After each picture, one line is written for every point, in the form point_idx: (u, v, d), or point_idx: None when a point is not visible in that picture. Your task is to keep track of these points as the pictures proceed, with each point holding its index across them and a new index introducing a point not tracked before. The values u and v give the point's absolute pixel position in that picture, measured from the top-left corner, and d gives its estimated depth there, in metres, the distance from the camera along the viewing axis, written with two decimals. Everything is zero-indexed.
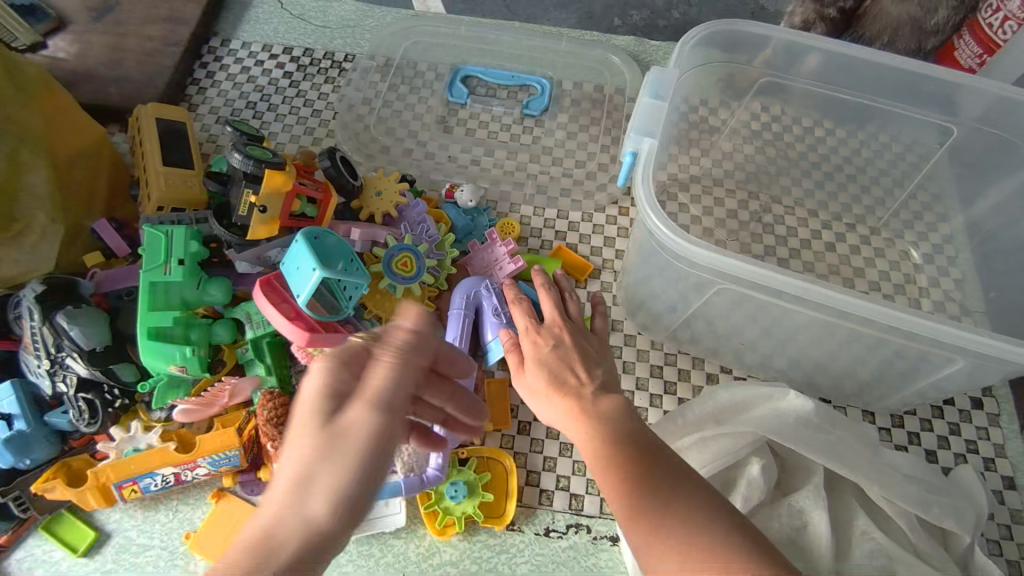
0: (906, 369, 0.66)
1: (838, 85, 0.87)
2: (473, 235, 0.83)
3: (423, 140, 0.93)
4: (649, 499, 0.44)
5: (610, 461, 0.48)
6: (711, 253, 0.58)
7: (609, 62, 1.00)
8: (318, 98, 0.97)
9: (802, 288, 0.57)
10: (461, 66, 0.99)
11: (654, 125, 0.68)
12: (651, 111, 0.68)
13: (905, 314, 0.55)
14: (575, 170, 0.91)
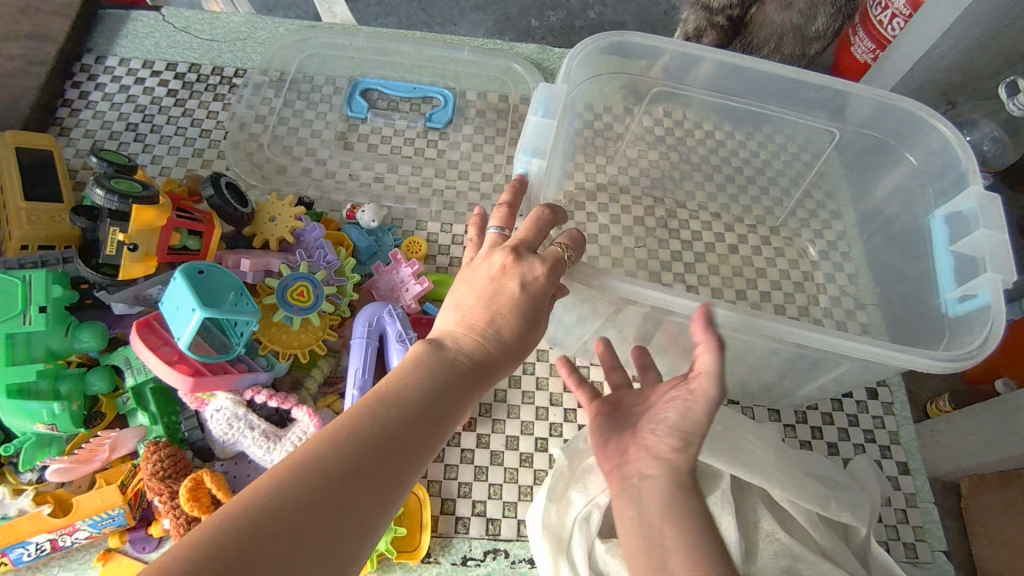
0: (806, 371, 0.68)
1: (728, 96, 0.90)
2: (378, 256, 0.80)
3: (322, 158, 0.89)
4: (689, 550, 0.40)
5: (661, 495, 0.43)
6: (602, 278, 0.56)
7: (511, 71, 0.99)
8: (206, 117, 0.91)
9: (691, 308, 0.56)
10: (360, 80, 0.96)
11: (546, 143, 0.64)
12: (541, 128, 0.64)
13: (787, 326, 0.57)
14: (482, 184, 0.89)
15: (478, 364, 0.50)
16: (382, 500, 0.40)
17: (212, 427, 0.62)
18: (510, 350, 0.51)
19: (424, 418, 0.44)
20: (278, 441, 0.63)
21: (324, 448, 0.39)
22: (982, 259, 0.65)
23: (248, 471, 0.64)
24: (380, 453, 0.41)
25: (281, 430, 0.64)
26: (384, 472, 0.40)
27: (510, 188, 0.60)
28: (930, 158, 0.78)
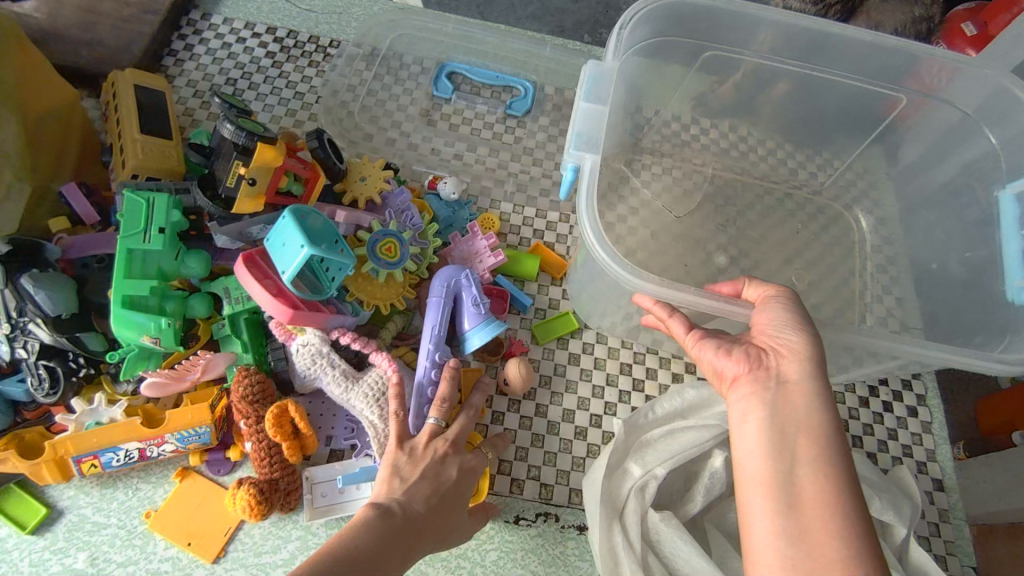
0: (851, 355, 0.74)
1: (817, 64, 0.89)
2: (454, 227, 0.85)
3: (406, 131, 0.94)
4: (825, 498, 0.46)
5: (806, 445, 0.49)
6: (660, 287, 0.60)
7: None
8: (300, 81, 0.96)
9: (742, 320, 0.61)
10: (446, 63, 1.01)
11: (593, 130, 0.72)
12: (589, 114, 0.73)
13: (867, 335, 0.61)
14: (554, 173, 0.93)
15: (412, 519, 0.54)
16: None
17: (297, 361, 0.66)
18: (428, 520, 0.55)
19: (387, 550, 0.50)
20: (355, 383, 0.67)
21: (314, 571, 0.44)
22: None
23: (324, 410, 0.69)
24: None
25: (359, 373, 0.68)
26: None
27: (445, 379, 0.65)
28: (1010, 143, 0.79)
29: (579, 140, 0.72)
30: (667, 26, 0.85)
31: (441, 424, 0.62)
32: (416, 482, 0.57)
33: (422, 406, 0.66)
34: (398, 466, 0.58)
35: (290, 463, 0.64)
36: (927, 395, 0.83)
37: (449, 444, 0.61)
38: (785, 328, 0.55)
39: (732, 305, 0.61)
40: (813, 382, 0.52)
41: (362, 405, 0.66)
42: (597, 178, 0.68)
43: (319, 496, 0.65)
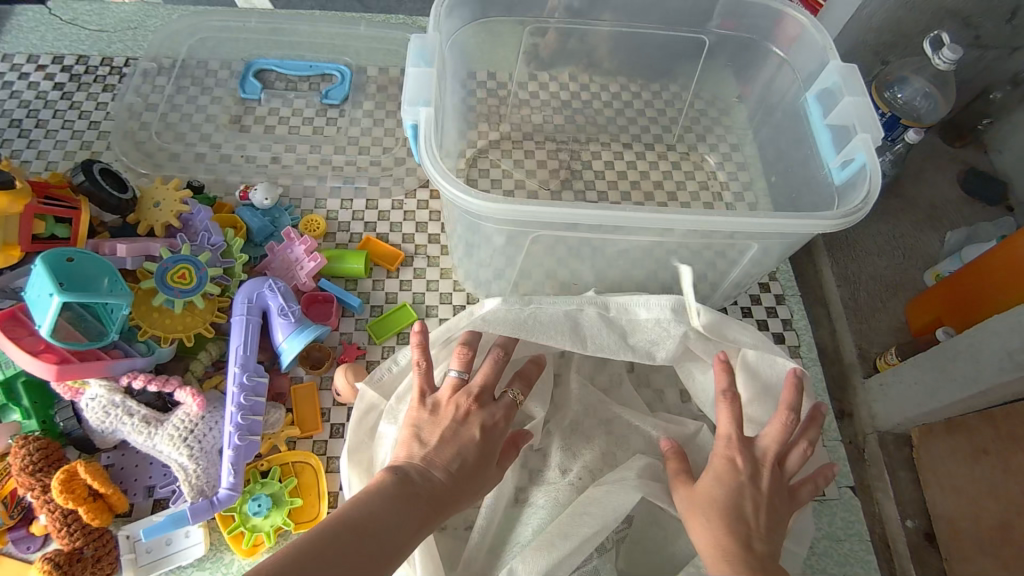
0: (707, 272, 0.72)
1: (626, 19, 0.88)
2: (273, 237, 0.78)
3: (216, 142, 0.87)
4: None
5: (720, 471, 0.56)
6: (501, 203, 0.55)
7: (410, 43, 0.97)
8: (94, 109, 0.88)
9: (602, 216, 0.57)
10: (254, 61, 0.94)
11: (427, 91, 0.61)
12: (422, 78, 0.61)
13: (709, 217, 0.57)
14: (382, 158, 0.88)
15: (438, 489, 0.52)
16: (415, 529, 0.48)
17: (89, 417, 0.60)
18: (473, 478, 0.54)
19: (402, 520, 0.48)
20: (159, 427, 0.61)
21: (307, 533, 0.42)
22: (852, 125, 0.66)
23: (138, 460, 0.64)
24: (364, 541, 0.44)
25: (163, 416, 0.62)
26: (368, 548, 0.44)
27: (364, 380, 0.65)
28: (793, 43, 0.80)
29: (418, 97, 0.60)
30: (481, 9, 0.83)
31: (464, 376, 0.61)
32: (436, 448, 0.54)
33: (235, 436, 0.61)
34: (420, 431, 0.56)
35: (96, 527, 0.58)
36: (790, 319, 0.81)
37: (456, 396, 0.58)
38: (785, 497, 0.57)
39: (601, 208, 0.56)
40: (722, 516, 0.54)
41: (170, 449, 0.61)
42: (435, 142, 0.59)
43: (143, 553, 0.60)
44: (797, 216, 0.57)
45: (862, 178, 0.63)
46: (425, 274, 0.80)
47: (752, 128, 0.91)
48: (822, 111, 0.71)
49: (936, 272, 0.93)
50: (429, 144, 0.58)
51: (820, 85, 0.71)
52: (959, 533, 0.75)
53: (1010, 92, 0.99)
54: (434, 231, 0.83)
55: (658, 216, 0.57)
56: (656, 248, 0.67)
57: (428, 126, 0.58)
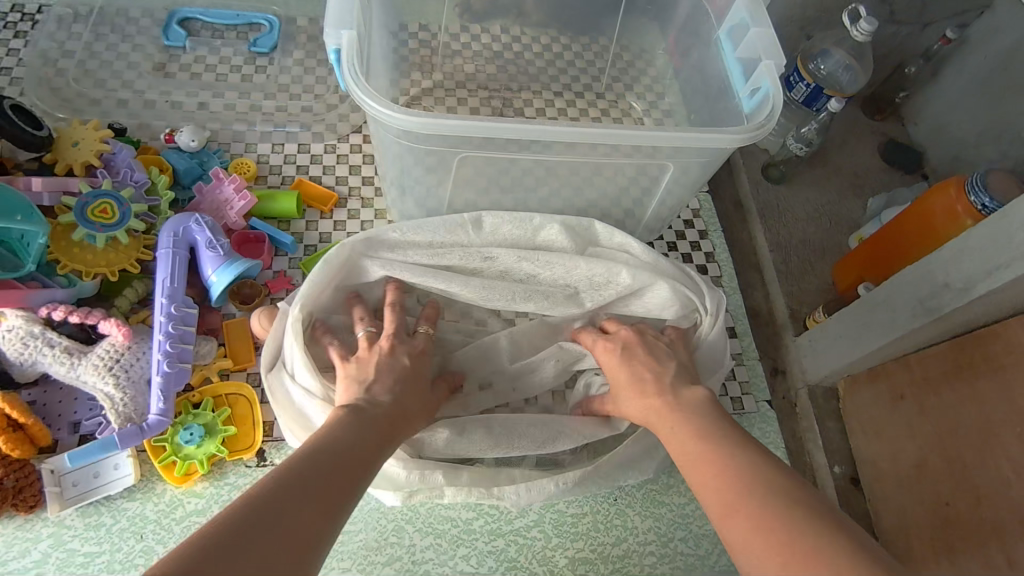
0: (634, 200, 0.75)
1: None
2: (201, 179, 0.77)
3: (139, 89, 0.85)
4: (732, 482, 0.44)
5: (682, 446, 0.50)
6: (417, 117, 0.57)
7: None
8: (5, 55, 0.85)
9: (519, 131, 0.58)
10: (178, 10, 0.92)
11: (349, 15, 0.61)
12: (344, 3, 0.62)
13: (620, 130, 0.60)
14: (314, 104, 0.88)
15: (377, 416, 0.52)
16: (365, 469, 0.47)
17: (5, 349, 0.59)
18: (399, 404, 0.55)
19: (348, 460, 0.46)
20: (83, 358, 0.60)
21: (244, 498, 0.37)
22: (758, 57, 0.70)
23: (61, 396, 0.62)
24: (314, 491, 0.41)
25: (87, 348, 0.61)
26: (323, 502, 0.41)
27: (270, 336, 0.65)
28: None
29: (339, 20, 0.60)
30: None
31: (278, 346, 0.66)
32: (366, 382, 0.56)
33: (163, 363, 0.61)
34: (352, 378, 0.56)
35: (17, 458, 0.57)
36: (713, 251, 0.85)
37: (394, 339, 0.60)
38: (665, 356, 0.61)
39: (518, 122, 0.58)
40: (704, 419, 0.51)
41: (95, 379, 0.60)
42: (357, 63, 0.59)
43: (69, 486, 0.59)
44: (707, 130, 0.61)
45: (765, 104, 0.67)
46: (359, 215, 0.81)
47: (674, 76, 0.96)
48: (732, 47, 0.75)
49: (858, 236, 0.96)
50: (351, 64, 0.59)
51: (731, 21, 0.76)
52: (879, 473, 0.76)
53: (922, 66, 1.04)
54: (368, 174, 0.84)
55: (574, 130, 0.59)
56: (582, 174, 0.70)
57: (350, 48, 0.59)
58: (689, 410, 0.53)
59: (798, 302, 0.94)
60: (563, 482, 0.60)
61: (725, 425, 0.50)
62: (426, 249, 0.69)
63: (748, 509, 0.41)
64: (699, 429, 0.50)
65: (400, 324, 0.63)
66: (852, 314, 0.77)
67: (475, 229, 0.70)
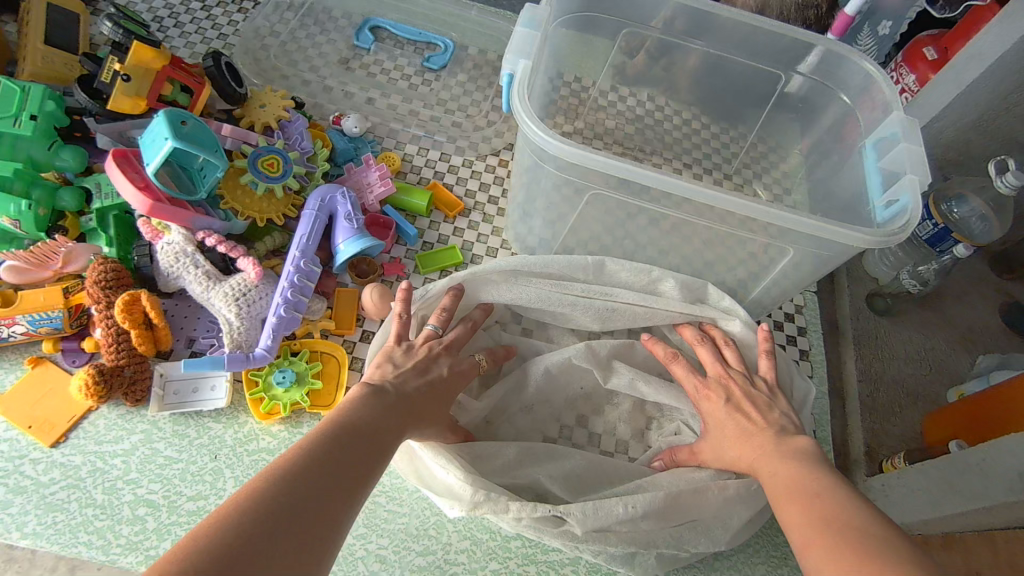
0: (745, 278, 0.75)
1: (716, 45, 0.93)
2: (353, 161, 0.86)
3: (323, 75, 0.96)
4: (820, 515, 0.44)
5: (788, 484, 0.49)
6: (563, 142, 0.61)
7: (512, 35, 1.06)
8: (226, 24, 0.99)
9: (655, 179, 0.61)
10: (372, 17, 1.04)
11: (528, 48, 0.68)
12: (526, 38, 0.68)
13: (751, 203, 0.61)
14: (464, 123, 0.95)
15: (406, 398, 0.53)
16: (365, 466, 0.44)
17: (160, 258, 0.66)
18: (430, 404, 0.56)
19: (376, 433, 0.47)
20: (217, 284, 0.67)
21: (273, 473, 0.38)
22: (902, 170, 0.69)
23: (188, 312, 0.70)
24: (303, 499, 0.37)
25: (223, 277, 0.68)
26: (346, 482, 0.41)
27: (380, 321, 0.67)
28: (857, 97, 0.85)
29: (518, 51, 0.67)
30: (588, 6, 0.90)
31: (438, 331, 0.63)
32: (407, 370, 0.57)
33: (281, 307, 0.66)
34: (393, 355, 0.58)
35: (140, 354, 0.63)
36: (811, 353, 0.83)
37: (448, 350, 0.62)
38: (770, 406, 0.59)
39: (656, 172, 0.61)
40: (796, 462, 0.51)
41: (222, 305, 0.66)
42: (523, 87, 0.65)
43: (171, 393, 0.65)
44: (841, 224, 0.61)
45: (901, 215, 0.66)
46: (478, 228, 0.86)
47: (806, 176, 0.96)
48: (876, 157, 0.76)
49: (960, 391, 0.90)
50: (519, 87, 0.65)
51: (880, 134, 0.76)
52: None
53: None
54: (495, 193, 0.89)
55: (706, 192, 0.60)
56: (701, 239, 0.71)
57: (522, 75, 0.66)
58: (790, 456, 0.52)
59: (879, 439, 0.90)
60: (632, 506, 0.56)
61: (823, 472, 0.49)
62: (546, 278, 0.73)
63: (828, 542, 0.41)
64: (794, 471, 0.50)
65: (462, 340, 0.65)
66: (936, 466, 0.72)
67: (595, 269, 0.74)
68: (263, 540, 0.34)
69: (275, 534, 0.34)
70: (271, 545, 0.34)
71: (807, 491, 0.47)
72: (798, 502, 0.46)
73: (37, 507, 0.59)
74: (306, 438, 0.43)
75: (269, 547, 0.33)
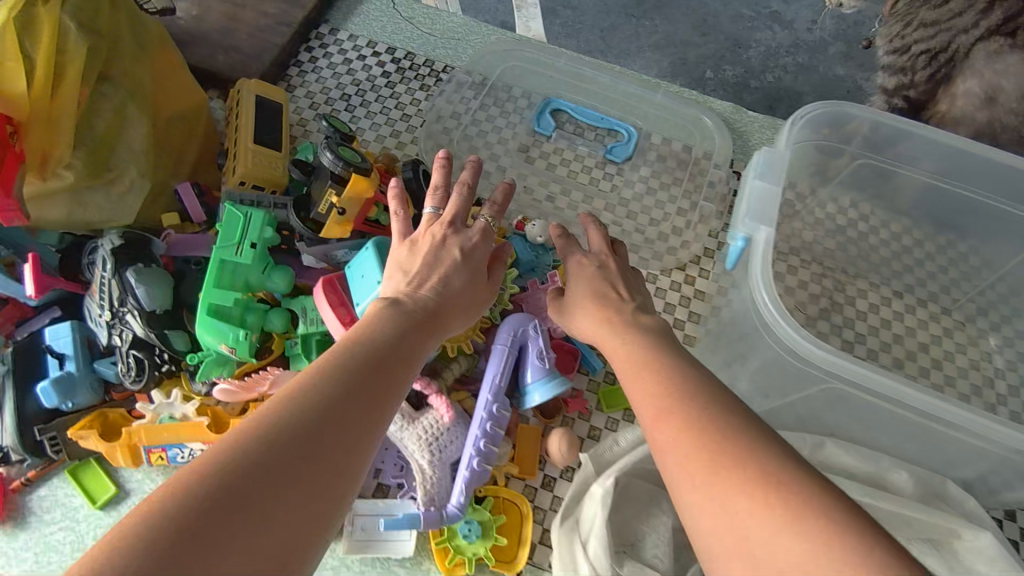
0: (993, 481, 0.64)
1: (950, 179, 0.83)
2: (535, 272, 0.82)
3: (503, 165, 0.93)
4: (683, 434, 0.42)
5: (691, 438, 0.42)
6: (818, 347, 0.55)
7: (701, 124, 0.98)
8: (409, 103, 0.97)
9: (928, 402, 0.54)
10: (553, 98, 0.99)
11: (768, 209, 0.59)
12: (766, 196, 0.59)
13: None
14: (647, 228, 0.90)
15: (429, 305, 0.53)
16: (369, 398, 0.42)
17: None
18: (461, 296, 0.57)
19: (397, 346, 0.48)
20: (412, 423, 0.66)
21: (284, 398, 0.38)
22: None
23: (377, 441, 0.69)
24: (293, 444, 0.36)
25: (416, 414, 0.68)
26: (346, 411, 0.40)
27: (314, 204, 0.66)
28: None
29: (758, 213, 0.58)
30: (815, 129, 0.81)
31: (437, 212, 0.62)
32: (419, 273, 0.56)
33: (474, 459, 0.64)
34: (401, 265, 0.58)
35: None
36: None
37: (447, 227, 0.59)
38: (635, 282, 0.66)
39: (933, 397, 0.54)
40: (688, 381, 0.47)
41: (415, 448, 0.66)
42: (768, 264, 0.57)
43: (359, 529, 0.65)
44: None
45: None
46: None
47: None
48: None
49: None
50: (762, 265, 0.56)
51: None
52: None
53: None
54: (682, 316, 0.84)
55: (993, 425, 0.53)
56: (951, 442, 0.60)
57: (765, 247, 0.57)
58: (714, 403, 0.44)
59: None
60: None
61: (715, 391, 0.46)
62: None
63: (761, 505, 0.36)
64: (673, 388, 0.47)
65: (463, 208, 0.62)
66: None
67: (813, 445, 0.66)
68: (271, 465, 0.34)
69: (281, 460, 0.35)
70: (278, 471, 0.34)
71: (699, 445, 0.41)
72: (694, 447, 0.41)
73: None
74: (322, 359, 0.43)
75: (257, 488, 0.33)
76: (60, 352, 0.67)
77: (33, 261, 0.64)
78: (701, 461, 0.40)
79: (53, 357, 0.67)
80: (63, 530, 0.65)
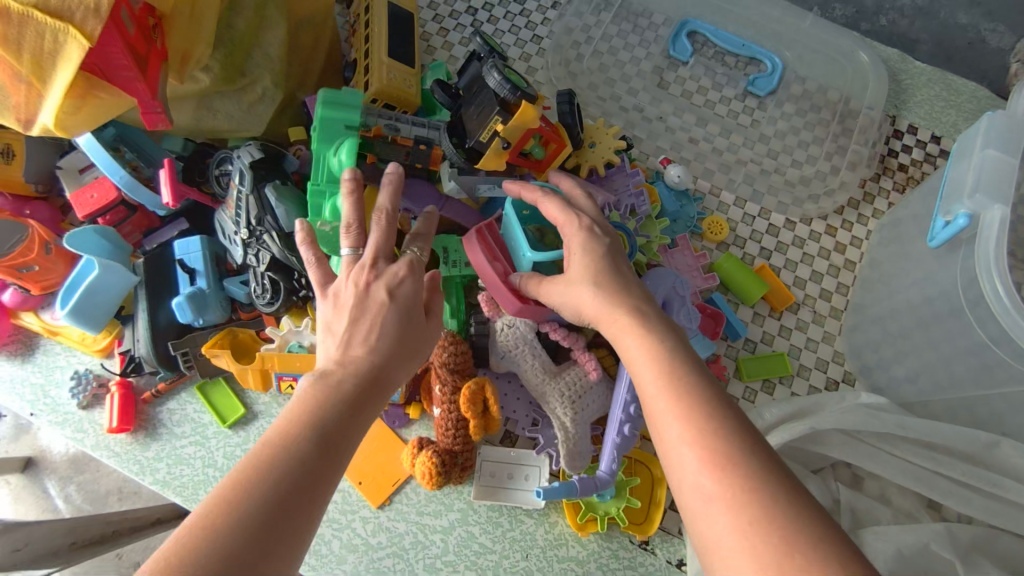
0: None
1: None
2: (679, 222, 0.77)
3: (641, 101, 0.84)
4: (712, 450, 0.37)
5: (727, 488, 0.35)
6: None
7: (855, 59, 0.87)
8: (541, 22, 0.88)
9: None
10: (689, 19, 0.88)
11: (1001, 185, 0.53)
12: (998, 169, 0.54)
13: None
14: (796, 186, 0.81)
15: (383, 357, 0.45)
16: (327, 460, 0.38)
17: (500, 337, 0.63)
18: (408, 339, 0.47)
19: (355, 402, 0.42)
20: (554, 378, 0.63)
21: (243, 487, 0.34)
22: None
23: (508, 390, 0.67)
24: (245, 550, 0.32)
25: (558, 368, 0.64)
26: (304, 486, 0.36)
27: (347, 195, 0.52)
28: None
29: (990, 189, 0.53)
30: None
31: (355, 253, 0.51)
32: (359, 327, 0.46)
33: (625, 425, 0.60)
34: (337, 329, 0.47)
35: (471, 440, 0.62)
36: None
37: (366, 271, 0.48)
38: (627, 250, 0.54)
39: None
40: (707, 403, 0.39)
41: (557, 404, 0.62)
42: (995, 243, 0.52)
43: (487, 475, 0.64)
44: None
45: None
46: (808, 329, 0.75)
47: None
48: None
49: None
50: (993, 247, 0.52)
51: None
52: None
53: None
54: (830, 287, 0.77)
55: None
56: None
57: (997, 229, 0.52)
58: (723, 439, 0.37)
59: None
60: None
61: (728, 412, 0.39)
62: (922, 441, 0.63)
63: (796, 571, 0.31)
64: (697, 414, 0.39)
65: (386, 242, 0.50)
66: None
67: (986, 442, 0.62)
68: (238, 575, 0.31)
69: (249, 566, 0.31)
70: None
71: (741, 493, 0.35)
72: (737, 496, 0.35)
73: (367, 570, 0.61)
74: (272, 432, 0.38)
75: None
76: (190, 267, 0.65)
77: (168, 164, 0.62)
78: (744, 511, 0.34)
79: (184, 270, 0.66)
80: (193, 445, 0.64)
